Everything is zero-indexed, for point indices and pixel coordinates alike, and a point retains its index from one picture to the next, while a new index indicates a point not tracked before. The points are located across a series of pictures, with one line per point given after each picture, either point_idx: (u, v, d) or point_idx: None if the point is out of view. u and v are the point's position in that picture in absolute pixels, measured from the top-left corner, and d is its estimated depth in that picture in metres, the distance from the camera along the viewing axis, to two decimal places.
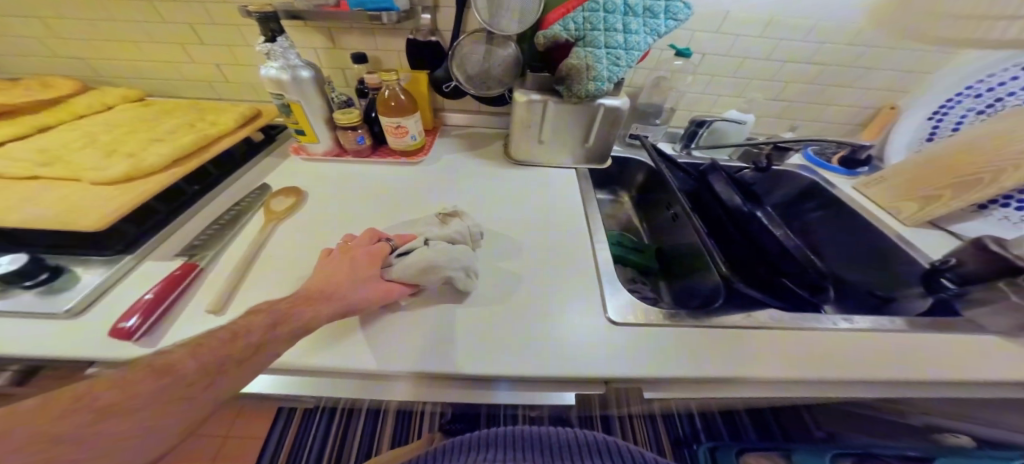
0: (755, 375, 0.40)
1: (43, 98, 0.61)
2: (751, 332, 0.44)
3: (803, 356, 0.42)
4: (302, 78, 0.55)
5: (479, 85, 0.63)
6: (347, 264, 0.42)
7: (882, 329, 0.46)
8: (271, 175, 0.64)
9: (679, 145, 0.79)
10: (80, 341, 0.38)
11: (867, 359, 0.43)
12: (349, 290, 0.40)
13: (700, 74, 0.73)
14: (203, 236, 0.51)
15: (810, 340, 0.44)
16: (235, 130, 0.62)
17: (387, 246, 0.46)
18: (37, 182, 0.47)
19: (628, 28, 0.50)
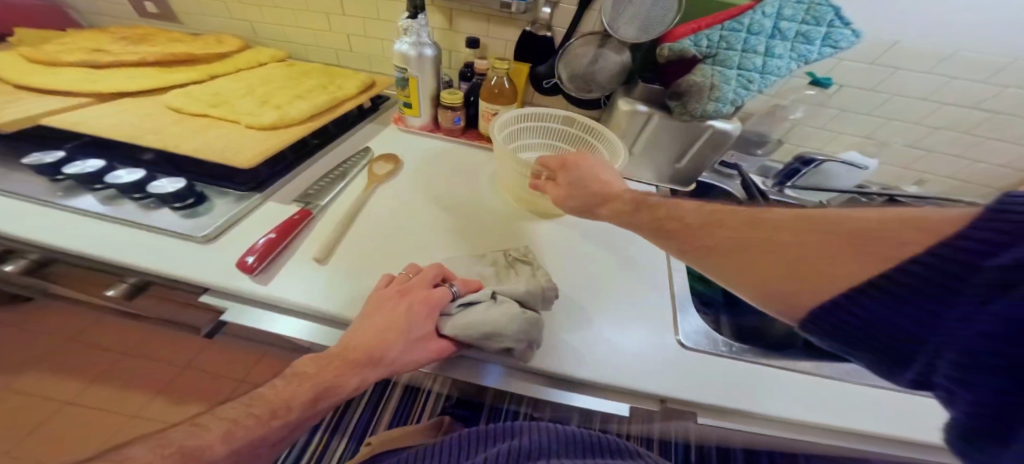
0: (800, 417, 0.37)
1: (222, 52, 0.72)
2: (813, 381, 0.41)
3: (856, 410, 0.39)
4: (425, 56, 0.60)
5: (581, 85, 0.62)
6: (400, 319, 0.37)
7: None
8: (374, 140, 0.69)
9: (772, 182, 0.72)
10: (214, 265, 0.45)
11: (940, 429, 0.39)
12: (399, 356, 0.36)
13: (823, 107, 0.67)
14: (316, 187, 0.57)
15: (882, 401, 0.40)
16: (357, 96, 0.68)
17: (449, 292, 0.41)
18: (207, 119, 0.56)
19: (770, 51, 0.49)
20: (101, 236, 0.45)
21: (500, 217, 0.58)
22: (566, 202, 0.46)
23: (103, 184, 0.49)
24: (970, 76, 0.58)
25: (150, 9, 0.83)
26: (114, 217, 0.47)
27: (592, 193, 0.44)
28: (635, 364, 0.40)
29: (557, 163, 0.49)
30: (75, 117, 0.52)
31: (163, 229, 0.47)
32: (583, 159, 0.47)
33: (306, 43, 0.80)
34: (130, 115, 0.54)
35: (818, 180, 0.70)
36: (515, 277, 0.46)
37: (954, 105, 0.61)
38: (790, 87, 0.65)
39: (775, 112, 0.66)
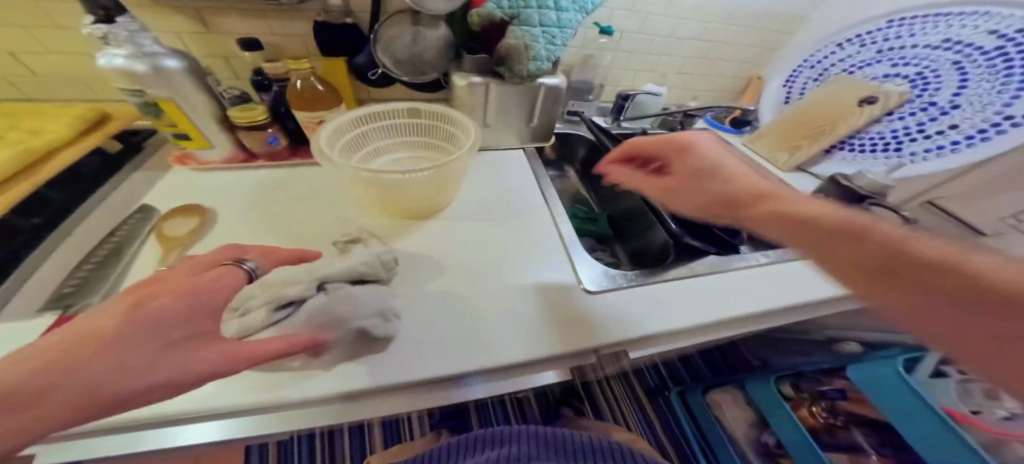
0: (705, 320, 0.45)
1: None
2: (698, 281, 0.50)
3: (739, 295, 0.49)
4: (166, 69, 0.44)
5: (411, 70, 0.58)
6: (151, 313, 0.24)
7: (781, 262, 0.54)
8: (152, 194, 0.51)
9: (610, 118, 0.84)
10: None
11: (783, 283, 0.51)
12: (123, 378, 0.21)
13: (619, 52, 0.77)
14: (75, 280, 0.39)
15: (738, 284, 0.50)
16: (78, 137, 0.49)
17: (243, 270, 0.31)
18: None
19: (559, 5, 0.51)
20: None
21: (371, 229, 0.50)
22: (683, 196, 0.38)
23: None
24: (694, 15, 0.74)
25: None
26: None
27: (736, 185, 0.34)
28: (559, 329, 0.41)
29: (689, 156, 0.39)
30: None
31: None
32: (711, 155, 0.38)
33: None
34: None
35: (637, 111, 0.84)
36: (349, 258, 0.41)
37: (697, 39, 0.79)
38: (586, 37, 0.71)
39: (588, 61, 0.74)
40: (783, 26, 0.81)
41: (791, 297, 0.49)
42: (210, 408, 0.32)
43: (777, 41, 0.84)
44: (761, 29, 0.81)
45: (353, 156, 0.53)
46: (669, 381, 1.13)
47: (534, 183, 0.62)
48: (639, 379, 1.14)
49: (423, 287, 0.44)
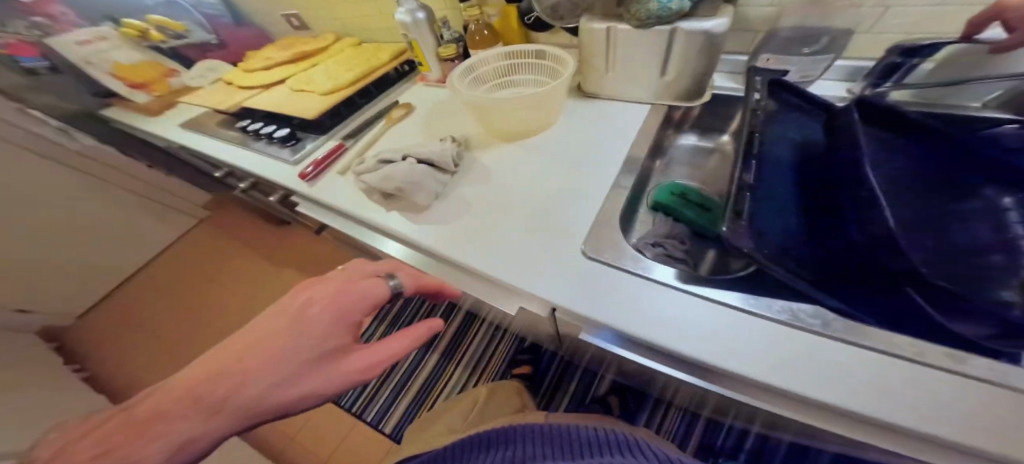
0: (714, 361, 0.34)
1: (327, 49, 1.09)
2: (744, 318, 0.37)
3: (813, 370, 0.32)
4: (417, 20, 0.73)
5: (553, 14, 0.64)
6: (308, 324, 0.34)
7: (929, 365, 0.31)
8: (402, 96, 0.85)
9: (863, 86, 0.55)
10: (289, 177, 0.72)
11: (950, 405, 0.29)
12: (285, 386, 0.31)
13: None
14: (354, 130, 0.77)
15: (798, 354, 0.34)
16: (388, 63, 0.92)
17: (384, 284, 0.39)
18: (308, 94, 0.87)
19: None
20: (253, 162, 0.80)
21: (471, 137, 0.65)
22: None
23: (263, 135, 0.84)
24: None
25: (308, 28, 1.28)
26: (260, 152, 0.81)
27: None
28: (527, 269, 0.45)
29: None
30: (262, 101, 0.93)
31: (277, 159, 0.77)
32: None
33: (386, 30, 1.09)
34: (282, 100, 0.90)
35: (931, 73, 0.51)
36: (435, 149, 0.57)
37: None
38: None
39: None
40: None
41: (894, 415, 0.29)
42: (346, 209, 0.60)
43: None
44: None
45: (489, 84, 0.68)
46: (744, 453, 0.86)
47: (626, 142, 0.57)
48: (705, 432, 0.92)
49: (469, 192, 0.56)
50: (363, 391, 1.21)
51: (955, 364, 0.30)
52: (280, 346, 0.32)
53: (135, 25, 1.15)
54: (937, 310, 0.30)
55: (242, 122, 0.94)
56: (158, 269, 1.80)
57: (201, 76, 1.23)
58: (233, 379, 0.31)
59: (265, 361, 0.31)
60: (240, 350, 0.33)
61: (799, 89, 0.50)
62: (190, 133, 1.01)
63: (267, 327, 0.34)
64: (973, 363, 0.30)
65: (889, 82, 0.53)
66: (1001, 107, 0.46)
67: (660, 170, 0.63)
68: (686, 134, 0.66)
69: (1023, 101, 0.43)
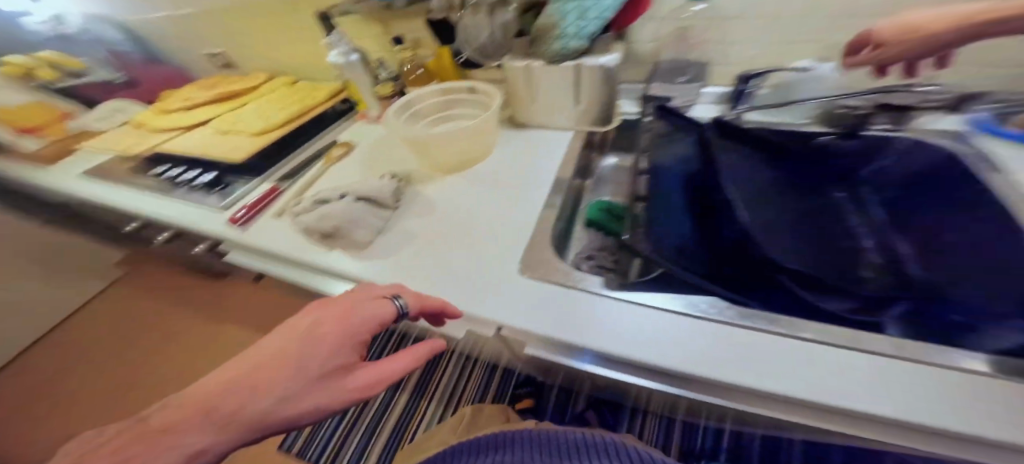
0: (674, 368, 0.35)
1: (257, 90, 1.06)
2: (694, 325, 0.39)
3: (772, 366, 0.33)
4: (351, 61, 0.75)
5: (480, 55, 0.69)
6: (316, 339, 0.32)
7: (835, 345, 0.33)
8: (341, 134, 0.86)
9: (727, 108, 0.67)
10: (216, 224, 0.67)
11: (909, 386, 0.30)
12: (295, 400, 0.28)
13: (742, 18, 0.61)
14: (289, 172, 0.75)
15: (722, 344, 0.36)
16: (324, 102, 0.92)
17: (393, 305, 0.37)
18: (236, 135, 0.84)
19: None
20: (173, 211, 0.74)
21: (412, 172, 0.68)
22: (937, 40, 0.43)
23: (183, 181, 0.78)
24: None
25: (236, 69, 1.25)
26: (184, 199, 0.75)
27: (949, 24, 0.42)
28: (470, 291, 0.47)
29: (898, 28, 0.45)
30: (184, 145, 0.87)
31: (203, 205, 0.72)
32: (911, 18, 0.45)
33: (321, 69, 1.10)
34: (206, 143, 0.86)
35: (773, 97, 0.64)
36: (373, 186, 0.58)
37: None
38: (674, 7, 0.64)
39: (684, 33, 0.65)
40: None
41: (799, 390, 0.31)
42: (284, 252, 0.58)
43: None
44: None
45: (424, 120, 0.72)
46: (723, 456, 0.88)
47: (555, 165, 0.63)
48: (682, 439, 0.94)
49: (410, 224, 0.58)
50: (328, 444, 1.11)
51: (855, 343, 0.33)
52: (281, 361, 0.29)
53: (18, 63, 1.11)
54: (804, 289, 0.38)
55: (160, 169, 0.87)
56: (56, 345, 1.54)
57: (107, 118, 1.13)
58: (235, 392, 0.27)
59: (265, 375, 0.28)
60: (241, 370, 0.29)
61: (678, 113, 0.60)
62: (95, 184, 0.91)
63: (268, 345, 0.31)
64: (870, 340, 0.33)
65: (742, 105, 0.64)
66: (819, 122, 0.59)
67: (590, 190, 0.69)
68: (607, 152, 0.73)
69: (839, 119, 0.57)
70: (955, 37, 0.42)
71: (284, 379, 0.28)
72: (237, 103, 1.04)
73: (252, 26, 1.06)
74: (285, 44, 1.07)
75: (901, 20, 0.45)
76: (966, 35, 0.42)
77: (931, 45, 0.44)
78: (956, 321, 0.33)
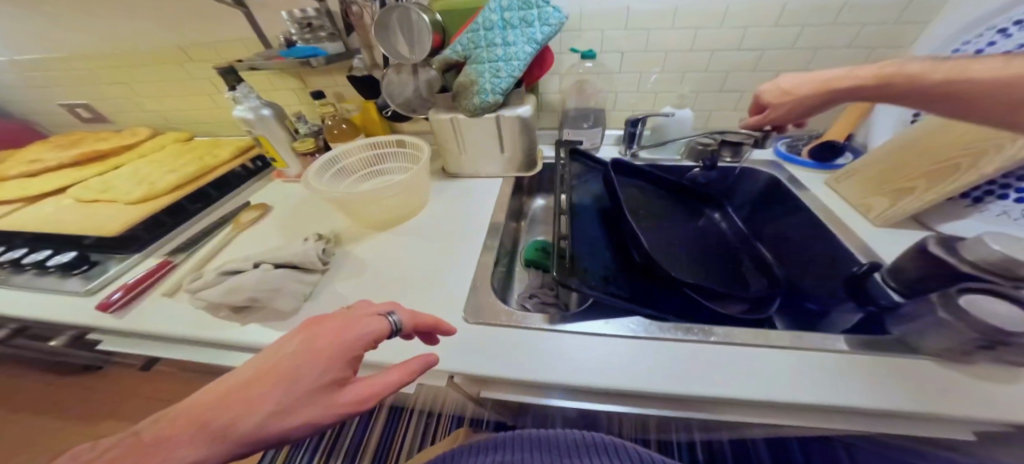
0: (633, 388, 0.39)
1: (144, 150, 0.94)
2: (650, 344, 0.43)
3: (713, 373, 0.39)
4: (263, 116, 0.71)
5: (404, 107, 0.69)
6: (309, 352, 0.29)
7: (748, 344, 0.42)
8: (256, 194, 0.79)
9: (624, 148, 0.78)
10: (77, 314, 0.54)
11: (800, 371, 0.39)
12: (283, 416, 0.27)
13: (628, 74, 0.74)
14: (188, 241, 0.66)
15: (667, 356, 0.42)
16: (231, 160, 0.84)
17: (387, 323, 0.34)
18: (112, 203, 0.72)
19: (506, 41, 0.58)
20: (12, 303, 0.58)
21: (342, 230, 0.65)
22: (804, 105, 0.48)
23: (26, 265, 0.62)
24: (722, 19, 0.64)
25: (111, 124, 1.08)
26: (26, 288, 0.60)
27: (816, 89, 0.46)
28: (413, 349, 0.45)
29: (777, 94, 0.50)
30: (34, 220, 0.71)
31: (59, 291, 0.58)
32: (785, 81, 0.50)
33: (225, 123, 1.01)
34: (67, 215, 0.71)
35: (657, 137, 0.76)
36: (295, 250, 0.54)
37: (724, 49, 0.68)
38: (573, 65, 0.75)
39: (582, 87, 0.76)
40: (884, 19, 0.61)
41: (730, 389, 0.38)
42: (181, 337, 0.50)
43: (883, 37, 0.63)
44: (838, 25, 0.62)
45: (357, 174, 0.71)
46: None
47: (487, 209, 0.66)
48: None
49: (342, 284, 0.54)
50: None
51: (760, 340, 0.42)
52: (270, 376, 0.28)
53: None
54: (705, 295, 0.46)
55: None
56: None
57: None
58: (221, 409, 0.26)
59: (249, 396, 0.27)
60: (236, 380, 0.28)
61: (588, 155, 0.67)
62: None
63: (260, 360, 0.29)
64: (773, 337, 0.42)
65: (634, 146, 0.75)
66: (687, 156, 0.73)
67: (524, 231, 0.74)
68: (534, 195, 0.80)
69: (702, 152, 0.70)
70: (820, 101, 0.46)
71: (272, 396, 0.27)
72: (115, 165, 0.90)
73: (134, 79, 0.94)
74: (179, 98, 0.97)
75: (776, 84, 0.50)
76: (829, 99, 0.46)
77: (802, 108, 0.48)
78: (813, 308, 0.57)
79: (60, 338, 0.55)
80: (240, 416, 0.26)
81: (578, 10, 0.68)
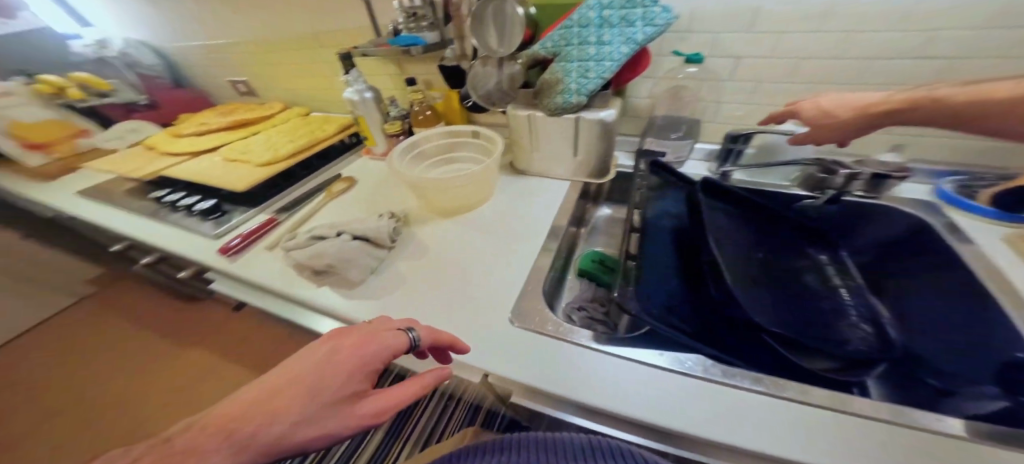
0: (661, 426, 0.35)
1: (273, 121, 1.12)
2: (689, 381, 0.38)
3: (753, 422, 0.34)
4: (365, 99, 0.79)
5: (487, 102, 0.71)
6: (331, 364, 0.32)
7: (803, 401, 0.35)
8: (347, 167, 0.89)
9: (715, 166, 0.69)
10: (206, 252, 0.68)
11: (874, 447, 0.31)
12: (305, 428, 0.29)
13: (738, 80, 0.65)
14: (294, 202, 0.77)
15: (715, 404, 0.36)
16: (333, 136, 0.96)
17: (404, 337, 0.36)
18: (243, 164, 0.87)
19: (601, 40, 0.55)
20: (168, 235, 0.75)
21: (411, 211, 0.69)
22: (847, 126, 0.53)
23: (183, 207, 0.80)
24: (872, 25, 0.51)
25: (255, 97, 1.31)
26: (179, 224, 0.76)
27: (854, 108, 0.52)
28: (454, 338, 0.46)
29: (818, 113, 0.54)
30: (192, 170, 0.90)
31: (198, 232, 0.73)
32: (824, 102, 0.54)
33: (335, 103, 1.16)
34: (213, 170, 0.89)
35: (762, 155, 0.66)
36: (368, 224, 0.59)
37: (874, 61, 0.54)
38: (671, 65, 0.68)
39: (678, 93, 0.69)
40: None
41: (776, 447, 0.32)
42: (272, 287, 0.58)
43: None
44: None
45: (431, 159, 0.74)
46: None
47: (549, 212, 0.64)
48: None
49: (403, 262, 0.58)
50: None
51: (841, 405, 0.34)
52: (293, 387, 0.30)
53: (52, 82, 1.15)
54: (790, 350, 0.38)
55: (161, 192, 0.89)
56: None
57: (120, 138, 1.18)
58: (250, 419, 0.28)
59: (273, 407, 0.29)
60: (262, 391, 0.30)
61: (672, 169, 0.60)
62: (99, 202, 0.93)
63: (282, 372, 0.31)
64: (855, 403, 0.34)
65: (729, 164, 0.67)
66: (799, 185, 0.62)
67: (583, 239, 0.70)
68: (600, 203, 0.75)
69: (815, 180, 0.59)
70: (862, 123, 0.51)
71: (294, 405, 0.29)
72: (251, 132, 1.08)
73: (274, 61, 1.13)
74: (306, 80, 1.13)
75: (817, 102, 0.54)
76: (868, 121, 0.51)
77: (839, 130, 0.53)
78: (933, 384, 0.41)
79: (192, 268, 0.69)
80: (264, 426, 0.28)
81: (688, 8, 0.61)
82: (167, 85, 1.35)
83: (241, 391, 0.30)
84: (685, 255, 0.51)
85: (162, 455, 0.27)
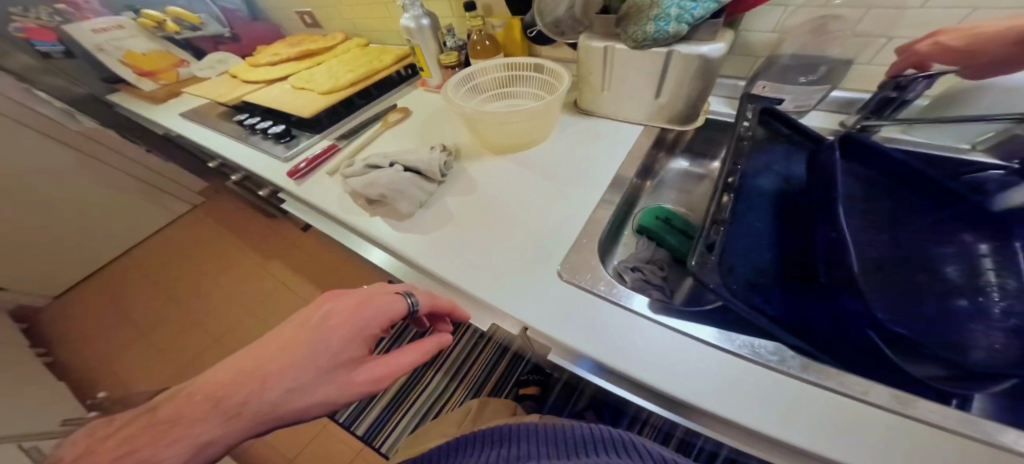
0: (694, 401, 0.33)
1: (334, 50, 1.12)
2: (730, 360, 0.35)
3: (785, 413, 0.32)
4: (422, 26, 0.74)
5: (557, 30, 0.62)
6: (325, 330, 0.34)
7: (849, 396, 0.32)
8: (404, 99, 0.87)
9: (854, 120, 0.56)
10: (277, 176, 0.72)
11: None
12: (300, 394, 0.32)
13: (930, 7, 0.47)
14: (355, 130, 0.78)
15: (753, 388, 0.33)
16: (390, 66, 0.93)
17: (403, 303, 0.38)
18: (309, 92, 0.89)
19: None
20: (247, 155, 0.81)
21: (463, 147, 0.66)
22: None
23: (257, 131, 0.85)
24: None
25: (318, 26, 1.31)
26: (255, 147, 0.82)
27: (998, 42, 0.40)
28: (505, 281, 0.45)
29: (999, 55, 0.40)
30: (265, 98, 0.95)
31: (271, 154, 0.78)
32: (949, 37, 0.44)
33: (393, 32, 1.11)
34: (283, 97, 0.92)
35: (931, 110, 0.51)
36: (420, 156, 0.57)
37: None
38: None
39: (823, 25, 0.53)
40: None
41: (812, 443, 0.30)
42: (331, 212, 0.60)
43: None
44: None
45: (486, 93, 0.69)
46: None
47: (612, 160, 0.57)
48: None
49: (450, 199, 0.57)
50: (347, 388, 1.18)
51: (899, 406, 0.30)
52: (282, 357, 0.33)
53: (152, 16, 1.19)
54: (896, 353, 0.31)
55: (240, 117, 0.95)
56: (108, 286, 1.70)
57: (209, 67, 1.26)
58: (243, 387, 0.32)
59: (262, 379, 0.32)
60: (253, 361, 0.33)
61: (788, 119, 0.49)
62: (193, 124, 1.03)
63: (263, 348, 0.34)
64: (920, 406, 0.30)
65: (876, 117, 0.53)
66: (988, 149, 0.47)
67: (648, 193, 0.63)
68: (673, 154, 0.66)
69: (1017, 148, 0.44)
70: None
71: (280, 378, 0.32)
72: (317, 62, 1.09)
73: None
74: (370, 6, 1.07)
75: (936, 41, 0.44)
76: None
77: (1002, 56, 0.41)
78: None
79: (267, 190, 0.75)
80: (255, 399, 0.32)
81: None
82: (241, 13, 1.38)
83: (225, 365, 0.34)
84: (776, 221, 0.43)
85: (151, 421, 0.32)
